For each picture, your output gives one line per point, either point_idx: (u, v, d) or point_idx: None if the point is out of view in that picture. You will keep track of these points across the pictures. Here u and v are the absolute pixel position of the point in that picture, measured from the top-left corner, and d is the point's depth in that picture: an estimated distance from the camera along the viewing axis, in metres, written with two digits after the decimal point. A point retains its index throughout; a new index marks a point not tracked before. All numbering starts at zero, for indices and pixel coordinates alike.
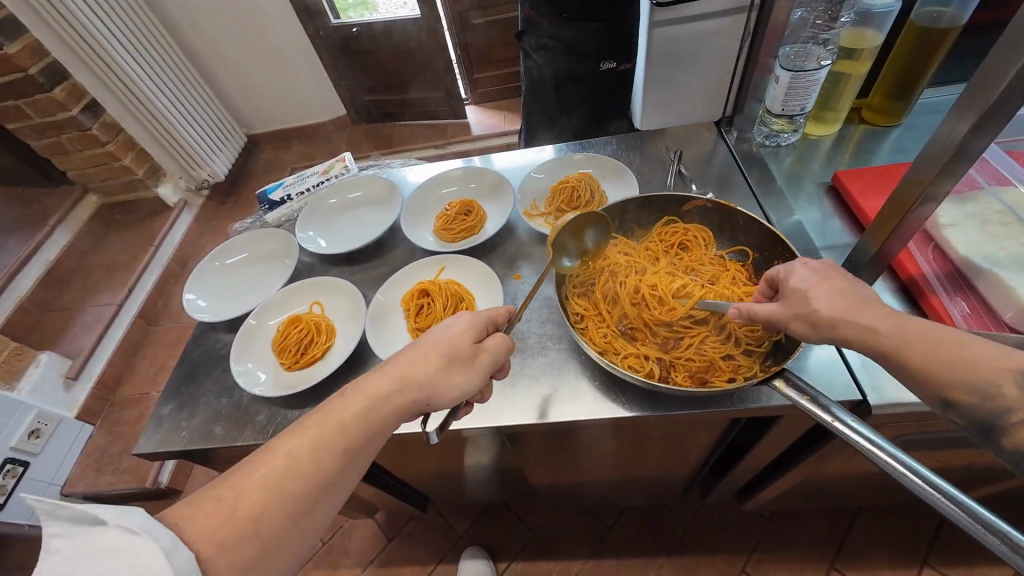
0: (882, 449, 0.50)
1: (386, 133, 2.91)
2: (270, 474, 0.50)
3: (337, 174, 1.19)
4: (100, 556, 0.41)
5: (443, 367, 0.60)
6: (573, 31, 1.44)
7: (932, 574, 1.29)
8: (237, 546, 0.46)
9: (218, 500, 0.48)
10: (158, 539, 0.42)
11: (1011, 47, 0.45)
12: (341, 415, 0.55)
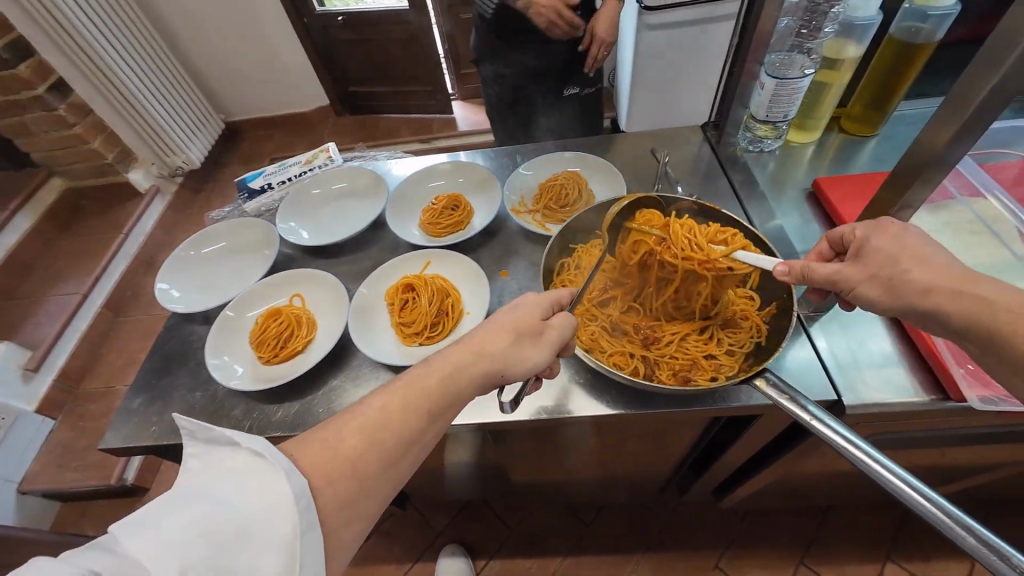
0: (857, 447, 0.52)
1: (371, 126, 2.86)
2: (367, 423, 0.50)
3: (320, 164, 1.16)
4: (229, 474, 0.44)
5: (514, 341, 0.58)
6: (531, 57, 1.45)
7: (895, 568, 1.35)
8: (339, 484, 0.47)
9: (323, 441, 0.48)
10: (278, 461, 0.44)
11: (988, 59, 0.47)
12: (435, 376, 0.54)
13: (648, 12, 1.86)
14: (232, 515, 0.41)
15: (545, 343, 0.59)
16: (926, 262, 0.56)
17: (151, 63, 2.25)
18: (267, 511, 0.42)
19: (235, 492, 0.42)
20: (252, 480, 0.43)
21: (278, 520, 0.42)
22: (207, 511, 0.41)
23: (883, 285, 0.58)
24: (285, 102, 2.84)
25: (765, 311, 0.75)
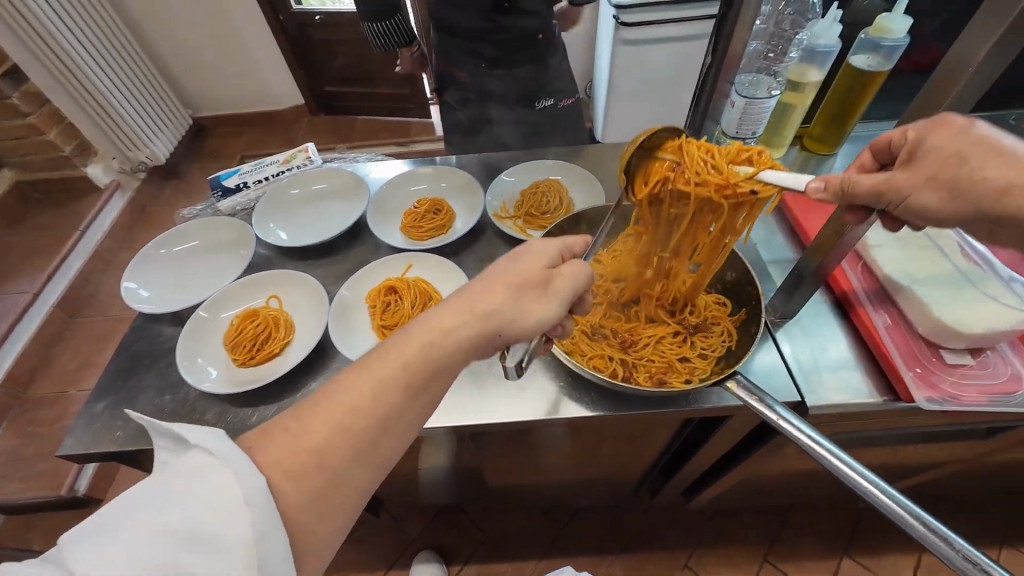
0: (820, 445, 0.55)
1: (347, 127, 2.82)
2: (335, 409, 0.49)
3: (299, 164, 1.14)
4: (181, 473, 0.42)
5: (515, 297, 0.56)
6: (496, 78, 1.49)
7: (850, 562, 1.42)
8: (303, 482, 0.46)
9: (287, 431, 0.47)
10: (232, 462, 0.43)
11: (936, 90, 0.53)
12: (417, 352, 0.52)
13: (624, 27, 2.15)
14: (188, 517, 0.40)
15: (548, 305, 0.57)
16: (994, 157, 0.52)
17: (115, 54, 2.17)
18: (221, 510, 0.41)
19: (186, 494, 0.41)
20: (207, 481, 0.42)
21: (235, 521, 0.41)
22: (163, 514, 0.40)
23: (943, 188, 0.52)
24: (256, 99, 2.78)
25: (734, 317, 0.79)
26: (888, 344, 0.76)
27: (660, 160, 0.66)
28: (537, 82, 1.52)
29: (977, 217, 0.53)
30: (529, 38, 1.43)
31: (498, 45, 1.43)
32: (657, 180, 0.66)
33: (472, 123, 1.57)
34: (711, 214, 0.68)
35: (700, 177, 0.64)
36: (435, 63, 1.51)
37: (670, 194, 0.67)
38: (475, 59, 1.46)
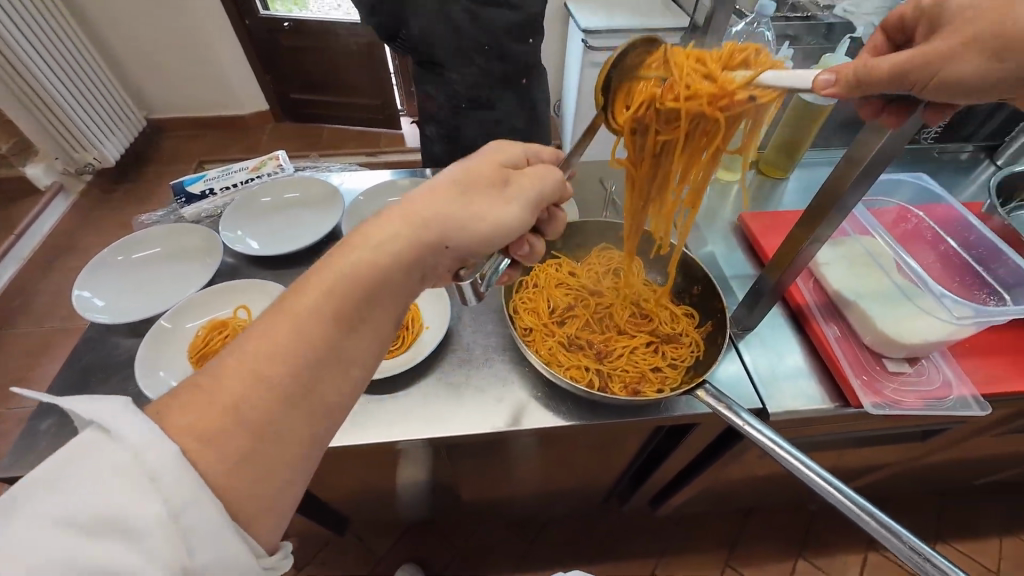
0: (782, 448, 0.59)
1: (314, 134, 2.77)
2: (253, 354, 0.41)
3: (270, 173, 1.12)
4: (67, 458, 0.34)
5: (461, 198, 0.51)
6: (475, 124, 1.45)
7: (805, 563, 1.50)
8: (223, 443, 0.38)
9: (194, 391, 0.39)
10: (131, 433, 0.35)
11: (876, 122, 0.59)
12: (339, 276, 0.45)
13: (592, 51, 2.24)
14: (79, 507, 0.33)
15: (502, 212, 0.53)
16: None
17: (63, 49, 2.04)
18: (126, 490, 0.34)
19: (77, 480, 0.34)
20: (96, 459, 0.34)
21: (140, 501, 0.34)
22: (44, 508, 0.32)
23: (984, 51, 0.48)
24: (218, 104, 2.69)
25: (701, 327, 0.83)
26: (838, 353, 0.83)
27: (646, 79, 0.65)
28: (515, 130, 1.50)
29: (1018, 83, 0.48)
30: (512, 83, 1.39)
31: (482, 90, 1.36)
32: (642, 100, 0.64)
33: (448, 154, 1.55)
34: (704, 135, 0.66)
35: (689, 90, 0.62)
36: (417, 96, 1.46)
37: (657, 116, 0.66)
38: (455, 99, 1.40)
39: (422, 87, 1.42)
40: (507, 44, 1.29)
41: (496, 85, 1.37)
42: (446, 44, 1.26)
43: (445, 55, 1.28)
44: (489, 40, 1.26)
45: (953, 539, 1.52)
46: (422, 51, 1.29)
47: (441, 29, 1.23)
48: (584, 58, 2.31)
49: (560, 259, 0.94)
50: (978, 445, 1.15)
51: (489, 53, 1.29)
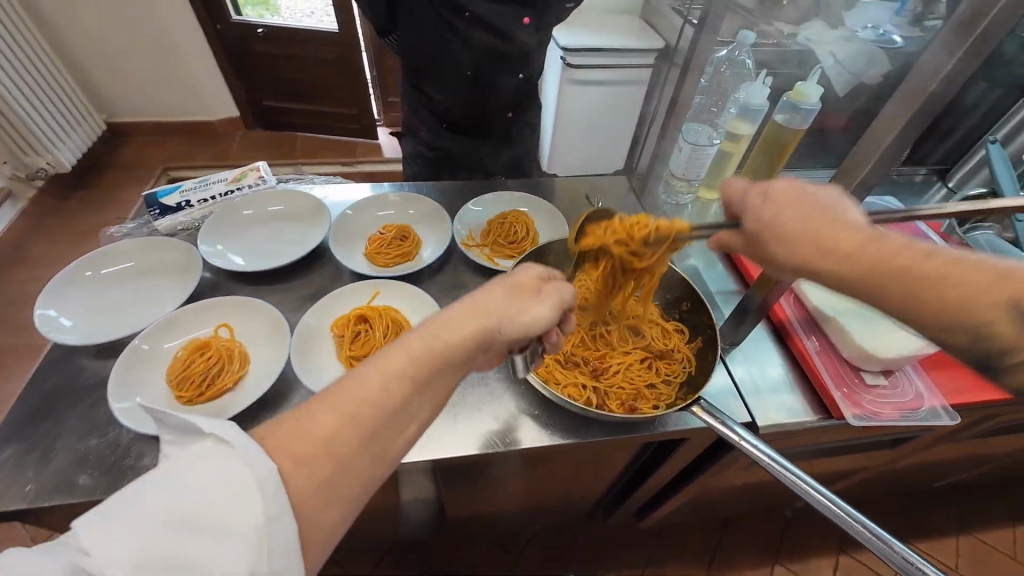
0: (778, 463, 0.60)
1: (287, 143, 2.70)
2: (347, 398, 0.48)
3: (252, 185, 1.08)
4: (195, 460, 0.42)
5: (513, 293, 0.61)
6: (455, 141, 1.46)
7: (781, 569, 1.54)
8: (314, 471, 0.45)
9: (295, 421, 0.47)
10: (244, 450, 0.42)
11: (859, 157, 0.61)
12: (422, 349, 0.53)
13: (572, 69, 2.30)
14: (199, 502, 0.40)
15: (535, 311, 0.59)
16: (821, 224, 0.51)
17: (18, 48, 1.93)
18: (231, 494, 0.41)
19: (197, 481, 0.41)
20: (213, 466, 0.41)
21: (242, 506, 0.40)
22: (174, 499, 0.40)
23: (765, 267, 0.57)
24: (185, 109, 2.59)
25: (691, 343, 0.85)
26: (820, 366, 0.86)
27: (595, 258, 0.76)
28: (495, 148, 1.52)
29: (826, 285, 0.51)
30: (496, 108, 1.38)
31: (465, 110, 1.37)
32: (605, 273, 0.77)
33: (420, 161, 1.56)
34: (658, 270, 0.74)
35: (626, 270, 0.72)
36: (405, 105, 1.47)
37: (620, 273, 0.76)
38: (437, 112, 1.39)
39: (407, 92, 1.41)
40: (496, 75, 1.28)
41: (478, 106, 1.36)
42: (432, 61, 1.24)
43: (431, 70, 1.27)
44: (476, 66, 1.24)
45: (915, 540, 1.60)
46: (411, 60, 1.28)
47: (428, 49, 1.23)
48: (562, 75, 2.35)
49: None
50: (939, 451, 1.22)
51: (475, 78, 1.27)
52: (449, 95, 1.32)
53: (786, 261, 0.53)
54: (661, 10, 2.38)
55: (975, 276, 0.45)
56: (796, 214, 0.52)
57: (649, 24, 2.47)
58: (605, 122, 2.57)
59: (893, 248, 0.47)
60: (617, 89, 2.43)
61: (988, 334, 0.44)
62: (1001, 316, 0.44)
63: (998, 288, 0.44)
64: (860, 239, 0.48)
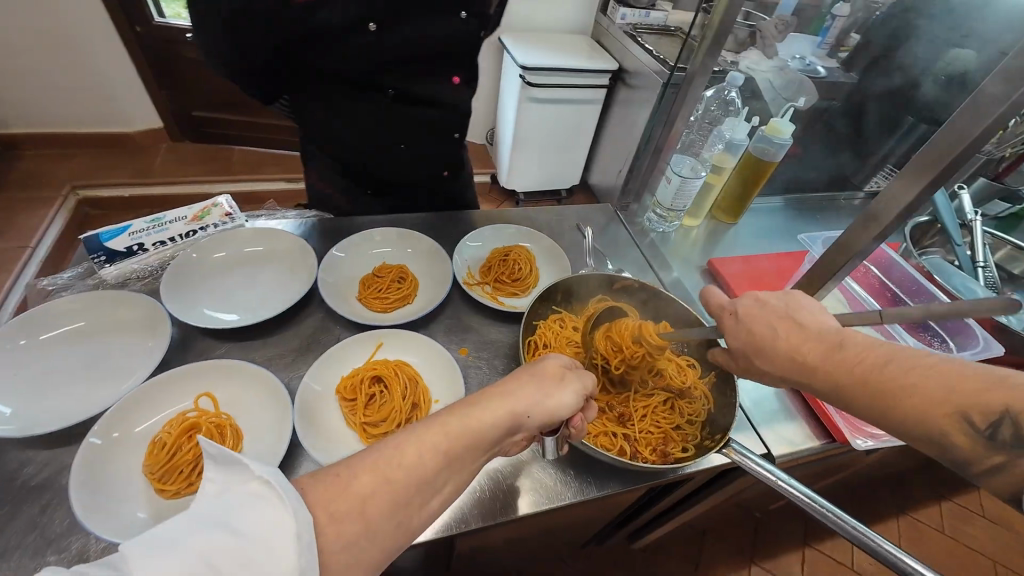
0: (823, 506, 0.58)
1: (222, 158, 2.46)
2: (381, 461, 0.48)
3: (218, 223, 0.96)
4: (242, 501, 0.40)
5: (539, 385, 0.63)
6: (383, 204, 1.42)
7: (758, 570, 1.63)
8: (344, 524, 0.43)
9: (335, 477, 0.46)
10: (288, 499, 0.40)
11: (881, 206, 0.66)
12: (457, 425, 0.54)
13: (531, 87, 2.31)
14: (240, 546, 0.38)
15: (561, 399, 0.63)
16: (801, 329, 0.59)
17: None
18: (269, 542, 0.38)
19: (244, 523, 0.39)
20: (258, 511, 0.40)
21: (276, 558, 0.38)
22: (216, 539, 0.38)
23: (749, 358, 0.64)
24: (96, 120, 2.27)
25: (705, 377, 0.86)
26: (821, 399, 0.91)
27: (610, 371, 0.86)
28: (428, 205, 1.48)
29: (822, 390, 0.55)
30: (428, 172, 1.34)
31: (394, 179, 1.34)
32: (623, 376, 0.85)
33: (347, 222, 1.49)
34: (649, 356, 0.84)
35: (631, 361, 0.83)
36: (309, 175, 1.34)
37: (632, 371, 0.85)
38: (362, 180, 1.34)
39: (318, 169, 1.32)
40: (432, 143, 1.27)
41: (410, 172, 1.32)
42: (356, 135, 1.19)
43: (356, 144, 1.21)
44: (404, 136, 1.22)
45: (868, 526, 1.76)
46: (328, 136, 1.21)
47: (348, 128, 1.18)
48: (521, 92, 2.35)
49: (561, 313, 0.95)
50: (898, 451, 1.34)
51: (404, 146, 1.24)
52: (376, 163, 1.27)
53: (769, 368, 0.61)
54: (612, 33, 2.45)
55: (933, 384, 0.47)
56: (773, 329, 0.61)
57: (599, 45, 2.54)
58: (560, 140, 2.60)
59: (853, 358, 0.53)
60: (576, 108, 2.46)
61: (946, 443, 0.46)
62: (951, 427, 0.46)
63: (950, 398, 0.46)
64: (823, 352, 0.56)
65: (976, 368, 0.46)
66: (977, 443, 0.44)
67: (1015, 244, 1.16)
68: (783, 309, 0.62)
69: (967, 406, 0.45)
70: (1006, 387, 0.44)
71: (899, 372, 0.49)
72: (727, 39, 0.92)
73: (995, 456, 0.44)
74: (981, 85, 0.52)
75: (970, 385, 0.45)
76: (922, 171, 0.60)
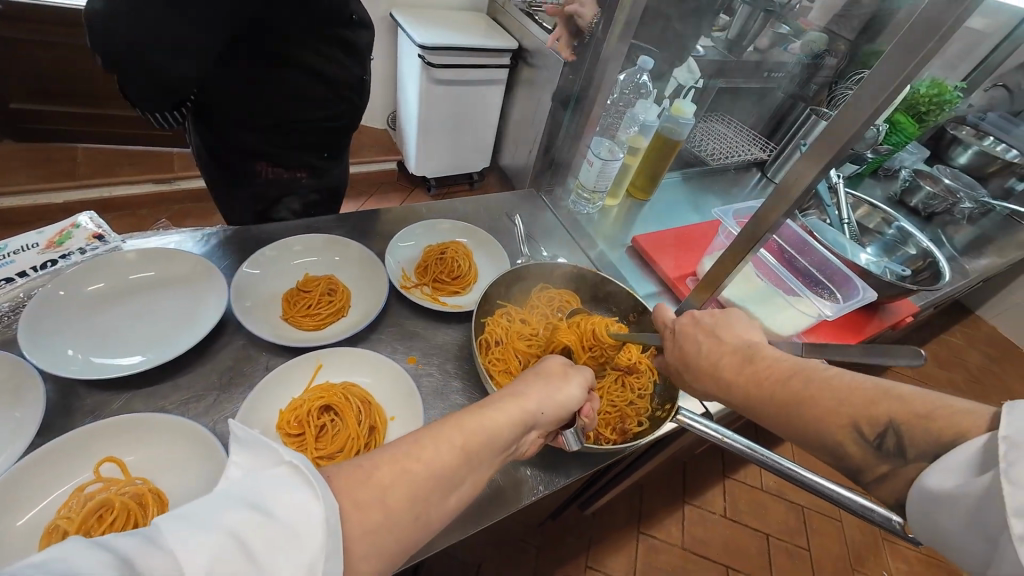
0: (759, 451, 0.63)
1: (64, 160, 2.02)
2: (400, 452, 0.47)
3: (84, 246, 0.81)
4: (265, 485, 0.38)
5: (549, 380, 0.66)
6: (325, 163, 1.32)
7: (690, 507, 1.82)
8: (366, 506, 0.41)
9: (356, 466, 0.44)
10: (313, 484, 0.38)
11: (785, 188, 0.74)
12: (473, 422, 0.54)
13: (434, 68, 2.21)
14: (271, 529, 0.35)
15: (568, 392, 0.66)
16: (721, 340, 0.69)
17: None
18: (299, 527, 0.36)
19: (272, 503, 0.36)
20: (284, 495, 0.37)
21: (305, 543, 0.35)
22: (244, 518, 0.35)
23: (686, 368, 0.71)
24: None
25: (647, 352, 0.91)
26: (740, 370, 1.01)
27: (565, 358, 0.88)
28: (342, 164, 1.40)
29: (741, 411, 0.64)
30: (343, 127, 1.25)
31: (340, 125, 1.24)
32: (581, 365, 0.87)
33: (259, 205, 1.30)
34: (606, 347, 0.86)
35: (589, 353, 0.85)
36: (262, 150, 1.16)
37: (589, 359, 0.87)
38: (273, 162, 1.21)
39: (216, 152, 1.15)
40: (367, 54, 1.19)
41: (325, 135, 1.23)
42: (274, 109, 1.08)
43: (265, 113, 1.08)
44: (321, 99, 1.13)
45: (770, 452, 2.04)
46: (234, 112, 1.05)
47: (325, 69, 1.08)
48: (424, 74, 2.23)
49: (505, 307, 0.93)
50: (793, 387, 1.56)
51: (318, 105, 1.14)
52: (288, 126, 1.14)
53: (704, 386, 0.69)
54: (508, 10, 2.41)
55: (828, 398, 0.55)
56: (697, 341, 0.71)
57: (497, 23, 2.49)
58: (468, 122, 2.54)
59: (760, 369, 0.63)
60: (481, 88, 2.40)
61: (844, 450, 0.54)
62: (847, 435, 0.53)
63: (844, 411, 0.53)
64: (737, 363, 0.65)
65: (870, 383, 0.54)
66: (867, 452, 0.51)
67: (869, 202, 1.38)
68: (708, 323, 0.72)
69: (859, 418, 0.52)
70: (891, 399, 0.51)
71: (804, 384, 0.57)
72: (636, 27, 0.97)
73: (882, 458, 0.51)
74: (866, 79, 0.60)
75: (864, 399, 0.53)
76: (819, 155, 0.67)
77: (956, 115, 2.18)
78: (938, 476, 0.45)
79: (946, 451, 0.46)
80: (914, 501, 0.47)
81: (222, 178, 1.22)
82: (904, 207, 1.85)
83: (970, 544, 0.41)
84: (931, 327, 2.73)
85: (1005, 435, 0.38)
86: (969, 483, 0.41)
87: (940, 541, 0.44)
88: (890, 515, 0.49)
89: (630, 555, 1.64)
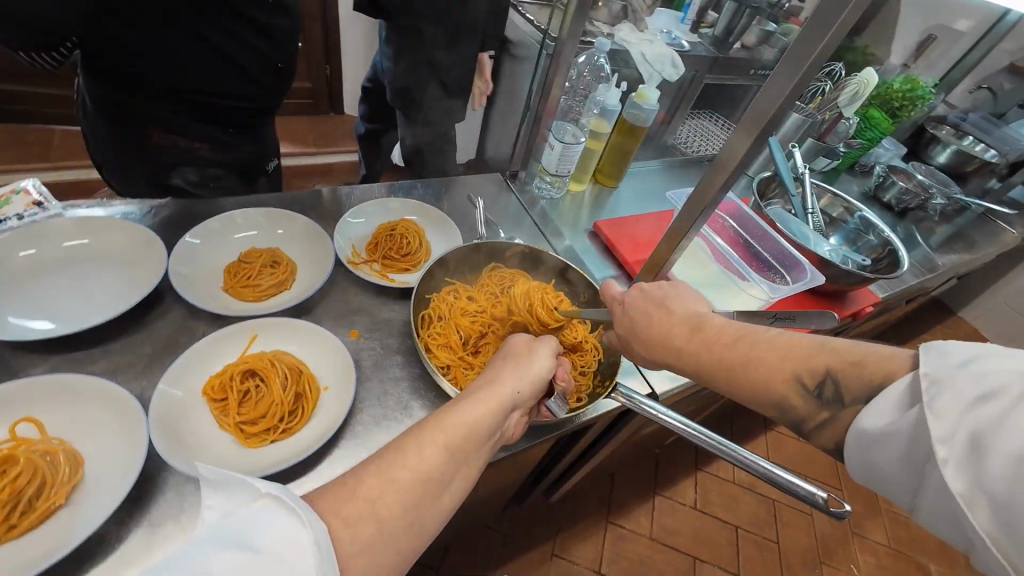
0: (694, 428, 0.63)
1: (37, 142, 2.01)
2: (384, 463, 0.48)
3: (21, 213, 0.81)
4: (247, 520, 0.38)
5: (515, 360, 0.67)
6: (232, 140, 1.26)
7: (660, 498, 1.82)
8: (359, 527, 0.42)
9: (342, 486, 0.45)
10: (297, 512, 0.39)
11: (723, 161, 0.73)
12: (452, 421, 0.54)
13: None
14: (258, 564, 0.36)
15: (536, 367, 0.67)
16: (669, 312, 0.68)
17: None
18: (288, 557, 0.37)
19: (256, 538, 0.37)
20: (267, 526, 0.38)
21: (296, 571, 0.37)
22: (232, 557, 0.36)
23: (641, 345, 0.71)
24: None
25: (595, 332, 0.92)
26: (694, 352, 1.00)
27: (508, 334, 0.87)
28: (251, 154, 1.34)
29: (692, 377, 0.65)
30: (252, 104, 1.22)
31: (247, 102, 1.20)
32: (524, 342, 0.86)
33: (144, 167, 1.20)
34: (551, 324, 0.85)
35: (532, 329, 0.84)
36: (160, 113, 1.10)
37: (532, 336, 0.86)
38: (168, 130, 1.14)
39: (109, 110, 1.08)
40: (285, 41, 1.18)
41: (235, 109, 1.19)
42: (177, 77, 1.05)
43: (169, 78, 1.05)
44: (228, 69, 1.10)
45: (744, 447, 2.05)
46: (139, 75, 1.02)
47: (239, 51, 1.08)
48: None
49: (455, 285, 0.94)
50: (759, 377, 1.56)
51: (227, 81, 1.12)
52: (192, 94, 1.10)
53: (653, 362, 0.69)
54: None
55: (771, 353, 0.58)
56: (649, 320, 0.69)
57: None
58: None
59: (710, 336, 0.63)
60: None
61: (789, 404, 0.56)
62: (792, 390, 0.56)
63: (786, 365, 0.56)
64: (686, 333, 0.65)
65: (807, 338, 0.57)
66: (810, 402, 0.54)
67: (832, 192, 1.38)
68: (654, 297, 0.70)
69: (801, 370, 0.55)
70: (827, 353, 0.55)
71: (746, 347, 0.59)
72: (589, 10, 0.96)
73: (823, 410, 0.53)
74: (787, 53, 0.60)
75: (804, 352, 0.56)
76: (747, 131, 0.67)
77: (936, 115, 2.18)
78: (868, 418, 0.48)
79: (876, 393, 0.50)
80: (849, 446, 0.50)
81: (115, 138, 1.14)
82: (878, 202, 1.85)
83: (901, 479, 0.44)
84: (913, 326, 2.73)
85: (925, 372, 0.42)
86: (896, 420, 0.44)
87: (874, 477, 0.47)
88: (813, 492, 0.52)
89: (598, 544, 1.65)
